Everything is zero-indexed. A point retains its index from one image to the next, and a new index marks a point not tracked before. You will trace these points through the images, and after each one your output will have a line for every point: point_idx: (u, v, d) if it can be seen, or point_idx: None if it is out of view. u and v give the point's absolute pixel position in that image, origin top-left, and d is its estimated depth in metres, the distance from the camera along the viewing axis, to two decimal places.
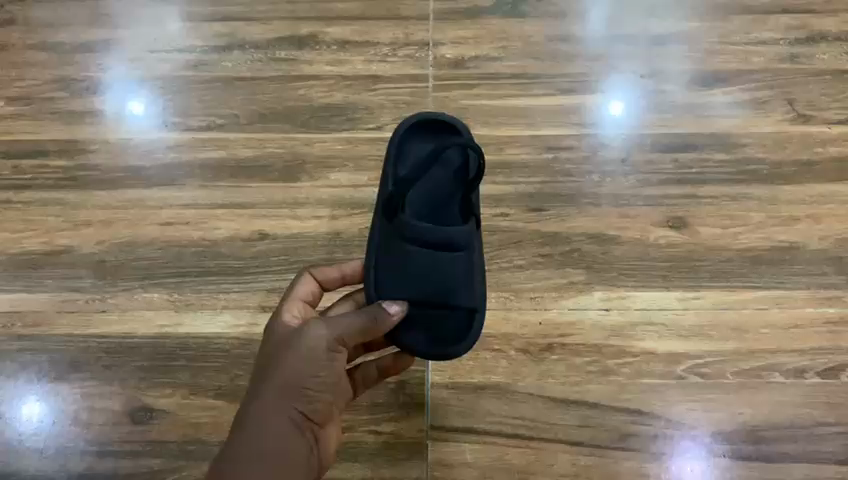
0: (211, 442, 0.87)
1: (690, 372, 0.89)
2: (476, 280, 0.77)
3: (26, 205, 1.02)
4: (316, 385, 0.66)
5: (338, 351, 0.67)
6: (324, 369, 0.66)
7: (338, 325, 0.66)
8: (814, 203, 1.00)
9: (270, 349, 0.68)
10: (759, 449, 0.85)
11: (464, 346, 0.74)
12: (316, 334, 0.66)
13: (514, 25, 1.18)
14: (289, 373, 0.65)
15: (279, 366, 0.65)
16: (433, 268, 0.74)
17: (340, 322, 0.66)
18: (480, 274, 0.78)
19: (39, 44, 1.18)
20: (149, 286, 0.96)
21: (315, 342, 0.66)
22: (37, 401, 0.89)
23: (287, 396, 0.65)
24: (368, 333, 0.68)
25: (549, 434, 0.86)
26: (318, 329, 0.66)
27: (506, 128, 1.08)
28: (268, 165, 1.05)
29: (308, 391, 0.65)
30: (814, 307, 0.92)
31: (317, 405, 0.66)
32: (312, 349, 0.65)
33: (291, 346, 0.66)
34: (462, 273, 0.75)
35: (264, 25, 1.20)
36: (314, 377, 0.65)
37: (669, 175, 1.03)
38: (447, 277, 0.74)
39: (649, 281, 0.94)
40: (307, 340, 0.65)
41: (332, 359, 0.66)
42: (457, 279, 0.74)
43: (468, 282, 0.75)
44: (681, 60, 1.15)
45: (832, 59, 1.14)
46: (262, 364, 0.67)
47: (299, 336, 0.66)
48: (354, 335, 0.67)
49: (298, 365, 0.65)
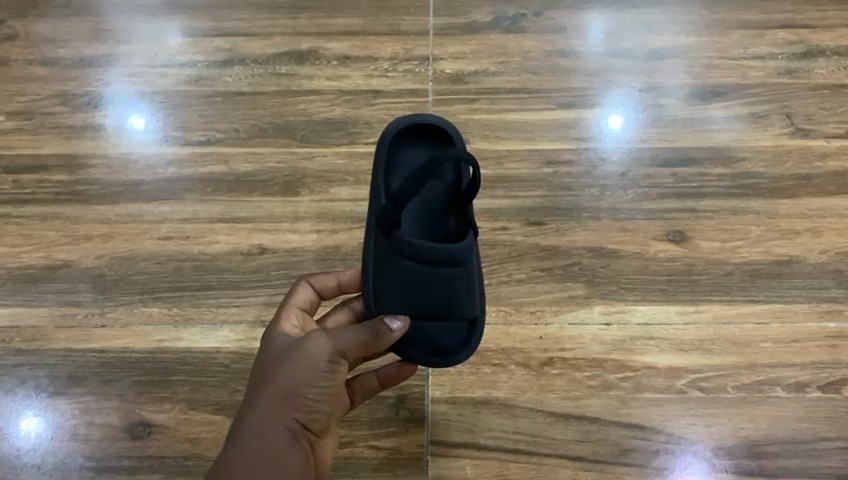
0: (210, 458, 0.85)
1: (691, 386, 0.88)
2: (475, 288, 0.75)
3: (26, 219, 1.03)
4: (316, 397, 0.65)
5: (340, 365, 0.66)
6: (325, 383, 0.65)
7: (342, 338, 0.66)
8: (813, 217, 1.01)
9: (270, 358, 0.68)
10: (761, 464, 0.83)
11: (466, 354, 0.74)
12: (319, 347, 0.65)
13: (513, 39, 1.22)
14: (287, 382, 0.65)
15: (280, 375, 0.65)
16: (433, 274, 0.72)
17: (343, 334, 0.66)
18: (478, 282, 0.77)
19: (41, 59, 1.21)
20: (149, 300, 0.95)
21: (318, 354, 0.65)
22: (35, 416, 0.87)
23: (287, 406, 0.65)
24: (371, 346, 0.67)
25: (550, 449, 0.84)
26: (319, 341, 0.65)
27: (505, 142, 1.08)
28: (268, 179, 1.06)
29: (309, 402, 0.65)
30: (815, 321, 0.92)
31: (316, 417, 0.66)
32: (312, 361, 0.65)
33: (294, 356, 0.66)
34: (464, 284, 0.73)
35: (265, 40, 1.23)
36: (315, 389, 0.65)
37: (668, 189, 1.04)
38: (448, 287, 0.72)
39: (650, 295, 0.94)
40: (311, 353, 0.65)
41: (331, 371, 0.65)
42: (460, 290, 0.73)
43: (468, 296, 0.74)
44: (678, 75, 1.17)
45: (829, 74, 1.16)
46: (264, 371, 0.67)
47: (300, 347, 0.66)
48: (358, 347, 0.66)
49: (297, 374, 0.65)
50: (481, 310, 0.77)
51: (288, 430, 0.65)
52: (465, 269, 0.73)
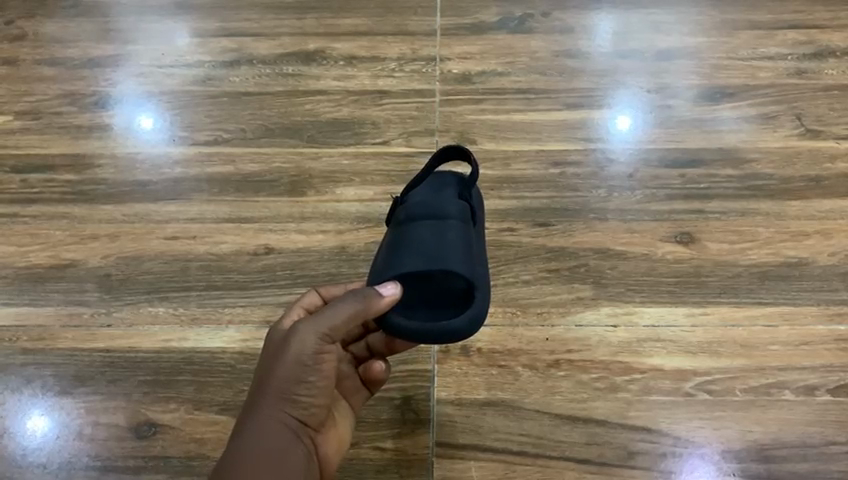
0: (215, 458, 0.83)
1: (698, 389, 0.86)
2: (474, 262, 0.77)
3: (33, 219, 1.03)
4: (308, 389, 0.65)
5: (328, 351, 0.65)
6: (315, 372, 0.65)
7: (327, 321, 0.65)
8: (822, 219, 1.00)
9: (264, 357, 0.68)
10: (769, 468, 0.81)
11: (463, 320, 0.70)
12: (304, 337, 0.65)
13: (521, 40, 1.22)
14: (278, 380, 0.64)
15: (272, 371, 0.65)
16: (431, 240, 0.77)
17: (325, 318, 0.65)
18: (480, 262, 0.78)
19: (49, 60, 1.22)
20: (155, 300, 0.95)
21: (304, 344, 0.64)
22: (41, 415, 0.87)
23: (281, 401, 0.64)
24: (359, 319, 0.67)
25: (556, 451, 0.83)
26: (304, 332, 0.65)
27: (512, 142, 1.08)
28: (275, 180, 1.06)
29: (302, 394, 0.65)
30: (824, 324, 0.91)
31: (312, 409, 0.66)
32: (300, 353, 0.64)
33: (282, 350, 0.65)
34: (457, 249, 0.77)
35: (272, 41, 1.24)
36: (306, 381, 0.65)
37: (676, 189, 1.03)
38: (437, 250, 0.76)
39: (658, 296, 0.94)
40: (296, 343, 0.64)
41: (319, 359, 0.65)
42: (448, 254, 0.76)
43: (460, 260, 0.76)
44: (687, 75, 1.16)
45: (840, 74, 1.15)
46: (258, 372, 0.67)
47: (287, 342, 0.65)
48: (344, 324, 0.66)
49: (287, 370, 0.64)
50: (486, 286, 0.75)
51: (285, 426, 0.64)
52: (458, 239, 0.78)
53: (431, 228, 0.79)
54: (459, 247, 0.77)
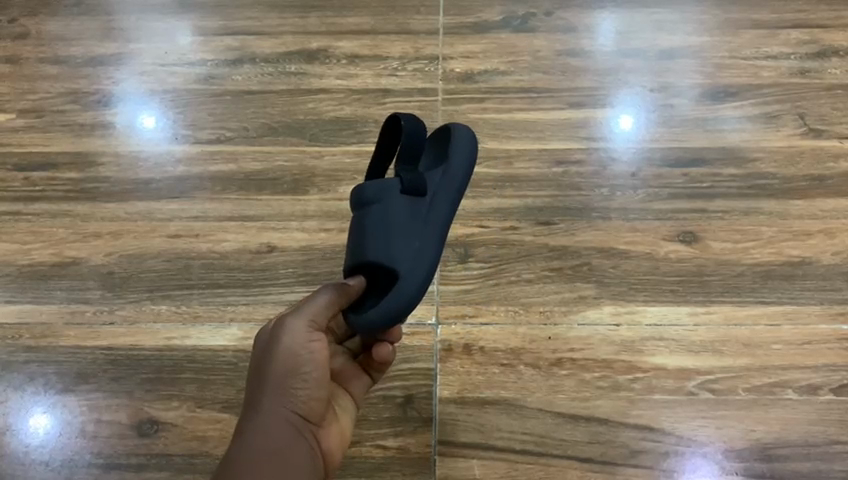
0: (217, 456, 0.83)
1: (701, 388, 0.86)
2: (403, 245, 0.69)
3: (36, 217, 1.03)
4: (303, 381, 0.65)
5: (317, 339, 0.66)
6: (309, 363, 0.65)
7: (311, 311, 0.66)
8: (825, 218, 0.99)
9: (254, 359, 0.68)
10: (772, 467, 0.81)
11: (379, 316, 0.67)
12: (293, 330, 0.66)
13: (524, 39, 1.22)
14: (273, 376, 0.64)
15: (267, 369, 0.65)
16: (359, 230, 0.71)
17: (309, 308, 0.66)
18: (415, 239, 0.69)
19: (52, 58, 1.22)
20: (158, 298, 0.95)
21: (295, 336, 0.65)
22: (43, 413, 0.87)
23: (278, 396, 0.64)
24: (340, 305, 0.68)
25: (558, 450, 0.83)
26: (292, 324, 0.66)
27: (515, 141, 1.08)
28: (277, 178, 1.06)
29: (299, 387, 0.65)
30: (827, 323, 0.91)
31: (310, 402, 0.66)
32: (292, 346, 0.65)
33: (272, 347, 0.65)
34: (380, 236, 0.69)
35: (274, 39, 1.24)
36: (301, 373, 0.65)
37: (679, 189, 1.03)
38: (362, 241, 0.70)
39: (661, 295, 0.93)
40: (286, 337, 0.65)
41: (310, 349, 0.65)
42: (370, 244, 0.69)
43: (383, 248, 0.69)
44: (689, 74, 1.16)
45: (843, 73, 1.15)
46: (251, 374, 0.67)
47: (276, 339, 0.66)
48: (327, 311, 0.67)
49: (279, 365, 0.65)
50: (416, 269, 0.68)
51: (286, 420, 0.64)
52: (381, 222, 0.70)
53: (362, 215, 0.72)
54: (382, 232, 0.69)
